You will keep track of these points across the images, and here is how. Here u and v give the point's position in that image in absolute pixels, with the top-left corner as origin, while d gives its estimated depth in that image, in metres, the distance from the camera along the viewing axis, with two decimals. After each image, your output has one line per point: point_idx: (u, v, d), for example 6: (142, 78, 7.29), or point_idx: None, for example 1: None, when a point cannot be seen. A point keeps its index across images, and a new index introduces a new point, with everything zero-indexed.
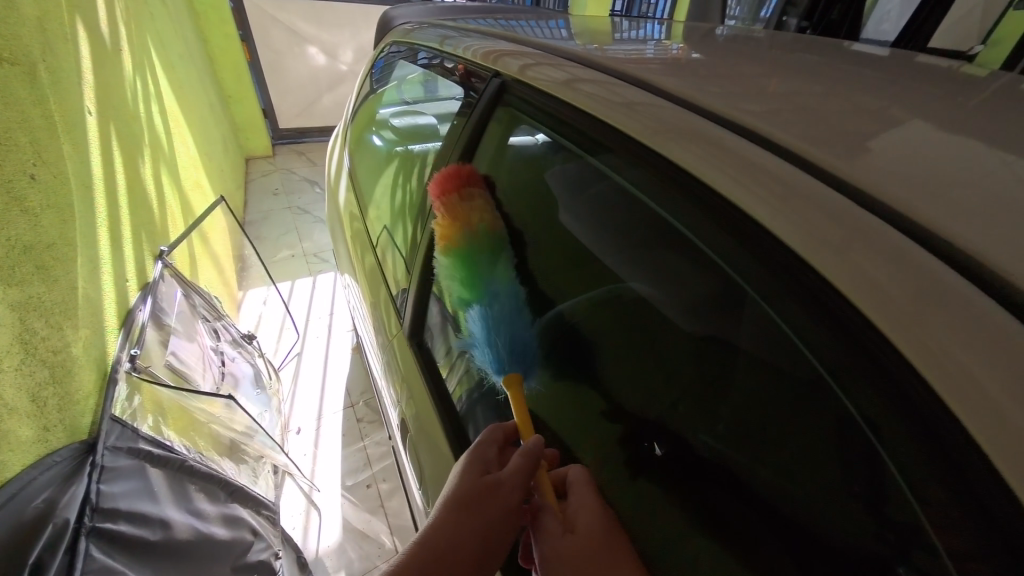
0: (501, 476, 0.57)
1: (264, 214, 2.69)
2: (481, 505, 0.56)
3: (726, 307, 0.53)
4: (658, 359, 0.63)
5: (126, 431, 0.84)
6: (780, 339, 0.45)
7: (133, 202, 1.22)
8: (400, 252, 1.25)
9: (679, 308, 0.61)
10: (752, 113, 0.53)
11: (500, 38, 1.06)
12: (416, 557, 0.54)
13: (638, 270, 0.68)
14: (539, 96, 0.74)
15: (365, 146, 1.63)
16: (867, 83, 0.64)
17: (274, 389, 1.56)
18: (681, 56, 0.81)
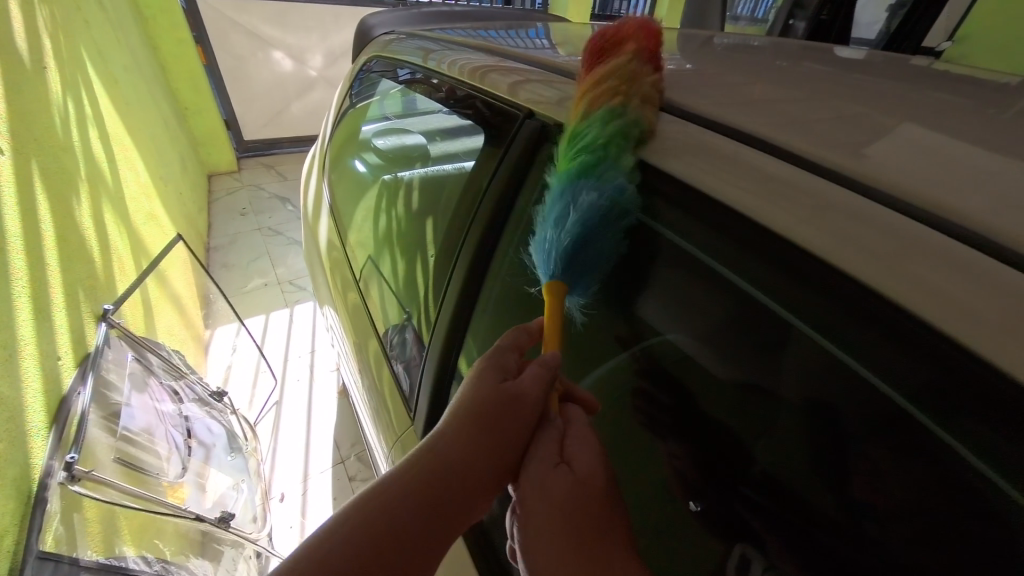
0: (523, 385, 0.47)
1: (231, 238, 2.46)
2: (494, 418, 0.46)
3: (759, 340, 0.42)
4: (669, 396, 0.53)
5: (63, 567, 0.67)
6: (839, 383, 0.36)
7: (65, 253, 1.02)
8: (392, 291, 1.09)
9: (692, 343, 0.49)
10: (859, 158, 0.40)
11: (476, 50, 0.94)
12: (412, 471, 0.44)
13: (630, 287, 0.55)
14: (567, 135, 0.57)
15: (347, 176, 1.42)
16: (955, 112, 0.53)
17: (251, 450, 1.35)
18: (661, 68, 0.68)
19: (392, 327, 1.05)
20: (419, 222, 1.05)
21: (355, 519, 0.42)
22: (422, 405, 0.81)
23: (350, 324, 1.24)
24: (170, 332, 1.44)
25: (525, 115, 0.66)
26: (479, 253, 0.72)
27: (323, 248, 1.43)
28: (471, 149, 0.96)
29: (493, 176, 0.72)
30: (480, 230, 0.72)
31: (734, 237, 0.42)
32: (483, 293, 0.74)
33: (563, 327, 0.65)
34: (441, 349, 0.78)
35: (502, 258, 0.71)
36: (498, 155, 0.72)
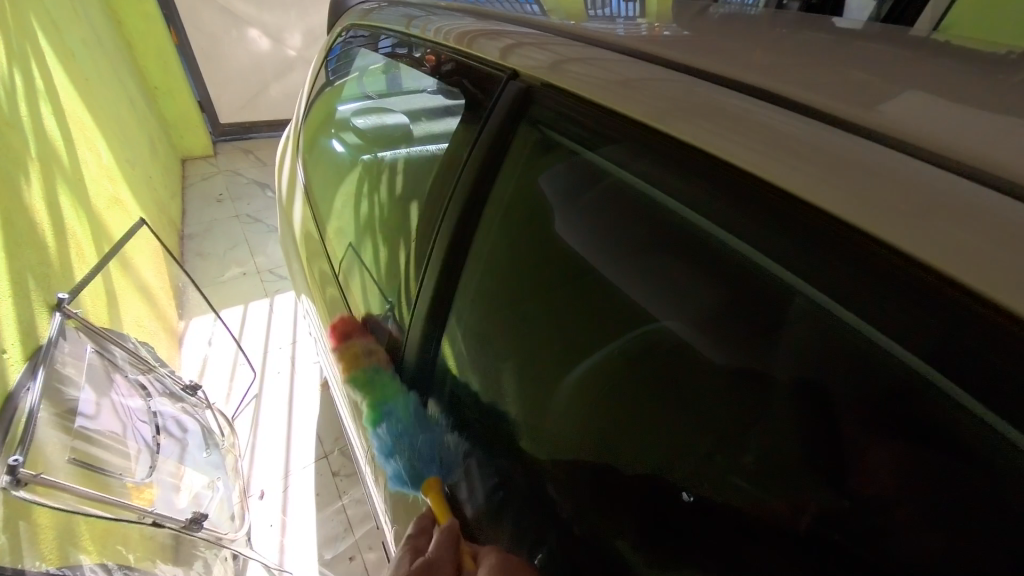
0: (433, 555, 0.54)
1: (207, 225, 2.35)
2: None
3: (749, 315, 0.41)
4: (646, 388, 0.48)
5: None
6: (852, 355, 0.34)
7: (11, 238, 0.93)
8: (374, 278, 1.04)
9: (684, 322, 0.46)
10: (888, 122, 0.36)
11: (464, 15, 0.88)
12: None
13: (619, 267, 0.53)
14: (565, 102, 0.53)
15: (323, 158, 1.34)
16: (988, 77, 0.48)
17: (228, 445, 1.29)
18: (665, 33, 0.63)
19: (373, 317, 1.00)
20: (403, 204, 0.99)
21: None
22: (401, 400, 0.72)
23: (330, 314, 1.17)
24: (138, 324, 1.36)
25: (507, 77, 0.60)
26: (459, 233, 0.64)
27: (299, 234, 1.34)
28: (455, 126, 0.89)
29: (473, 146, 0.64)
30: (461, 206, 0.64)
31: (748, 197, 0.37)
32: (463, 279, 0.65)
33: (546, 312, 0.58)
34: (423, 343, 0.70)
35: (483, 236, 0.63)
36: (476, 123, 0.65)
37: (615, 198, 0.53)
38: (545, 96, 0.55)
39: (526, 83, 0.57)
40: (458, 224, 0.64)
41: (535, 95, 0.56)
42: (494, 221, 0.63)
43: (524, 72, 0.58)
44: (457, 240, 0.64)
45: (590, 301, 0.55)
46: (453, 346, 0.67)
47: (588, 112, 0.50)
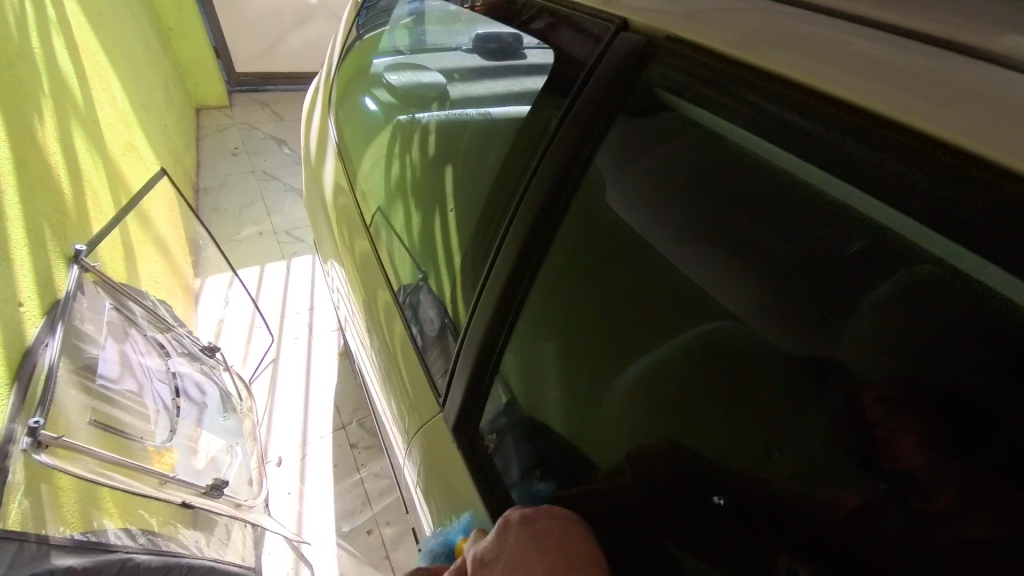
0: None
1: (222, 180, 2.27)
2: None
3: (825, 303, 0.37)
4: (724, 400, 0.41)
5: (30, 547, 0.58)
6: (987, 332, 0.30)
7: (26, 180, 0.86)
8: (410, 248, 0.96)
9: (744, 305, 0.41)
10: None
11: None
12: None
13: (669, 240, 0.47)
14: (689, 54, 0.43)
15: (359, 119, 1.23)
16: None
17: (246, 411, 1.26)
18: None
19: (407, 290, 0.93)
20: (454, 170, 0.91)
21: None
22: (455, 394, 0.62)
23: (361, 291, 1.08)
24: (154, 280, 1.31)
25: (618, 30, 0.50)
26: (540, 217, 0.53)
27: (330, 199, 1.23)
28: (528, 90, 0.78)
29: (571, 103, 0.52)
30: (549, 184, 0.52)
31: (969, 184, 0.28)
32: (543, 267, 0.55)
33: (599, 296, 0.51)
34: (485, 335, 0.58)
35: (567, 222, 0.53)
36: (569, 86, 0.54)
37: (673, 163, 0.47)
38: (674, 56, 0.44)
39: (646, 38, 0.46)
40: (541, 208, 0.53)
41: (659, 54, 0.45)
42: (585, 205, 0.52)
43: (646, 26, 0.47)
44: (538, 224, 0.53)
45: (631, 279, 0.50)
46: (517, 349, 0.58)
47: (737, 77, 0.39)
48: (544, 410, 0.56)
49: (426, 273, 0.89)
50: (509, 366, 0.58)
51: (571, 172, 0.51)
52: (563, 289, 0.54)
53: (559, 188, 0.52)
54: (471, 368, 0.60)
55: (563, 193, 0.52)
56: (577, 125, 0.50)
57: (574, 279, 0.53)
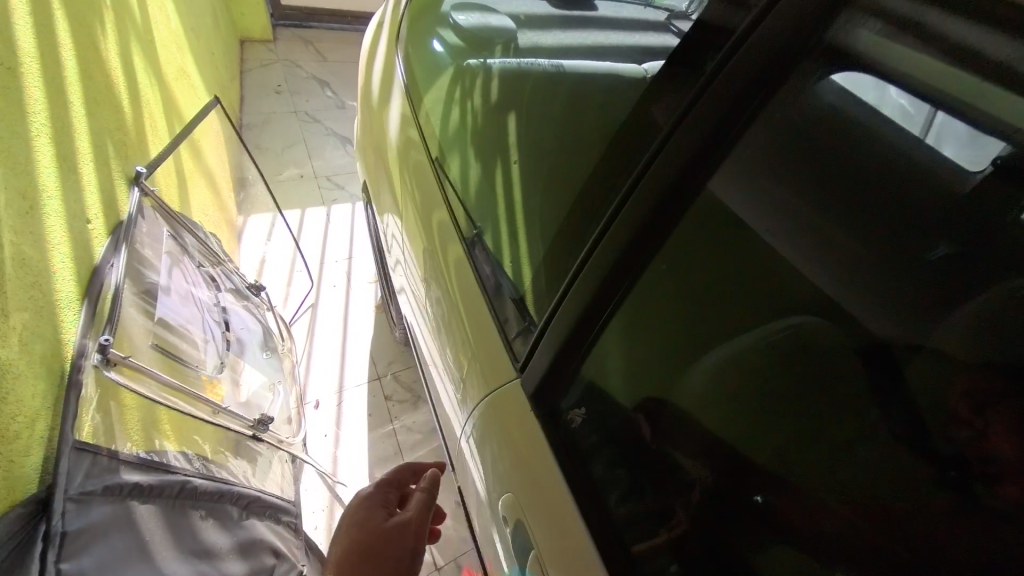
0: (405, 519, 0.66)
1: (264, 118, 2.22)
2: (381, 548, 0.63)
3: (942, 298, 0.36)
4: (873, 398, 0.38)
5: (102, 460, 0.59)
6: None
7: (90, 92, 0.83)
8: (476, 200, 0.90)
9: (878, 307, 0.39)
10: None
11: None
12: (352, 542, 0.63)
13: (766, 220, 0.44)
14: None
15: (424, 60, 1.13)
16: None
17: (286, 351, 1.28)
18: None
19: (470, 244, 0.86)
20: (538, 119, 0.83)
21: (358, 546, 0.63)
22: (539, 361, 0.59)
23: (415, 244, 1.04)
24: (203, 212, 1.30)
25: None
26: (669, 192, 0.47)
27: (390, 145, 1.17)
28: (653, 43, 0.70)
29: (740, 35, 0.42)
30: (684, 156, 0.45)
31: None
32: (669, 235, 0.49)
33: (723, 281, 0.47)
34: (583, 304, 0.53)
35: (698, 198, 0.46)
36: (718, 27, 0.45)
37: (790, 126, 0.42)
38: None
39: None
40: (670, 178, 0.46)
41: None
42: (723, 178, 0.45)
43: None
44: (664, 202, 0.47)
45: (718, 256, 0.47)
46: (616, 332, 0.53)
47: (971, 36, 0.34)
48: (605, 374, 0.55)
49: (497, 228, 0.83)
50: (594, 341, 0.54)
51: (725, 123, 0.43)
52: (682, 268, 0.49)
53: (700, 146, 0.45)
54: (558, 337, 0.56)
55: (704, 150, 0.45)
56: (747, 63, 0.41)
57: (694, 257, 0.48)
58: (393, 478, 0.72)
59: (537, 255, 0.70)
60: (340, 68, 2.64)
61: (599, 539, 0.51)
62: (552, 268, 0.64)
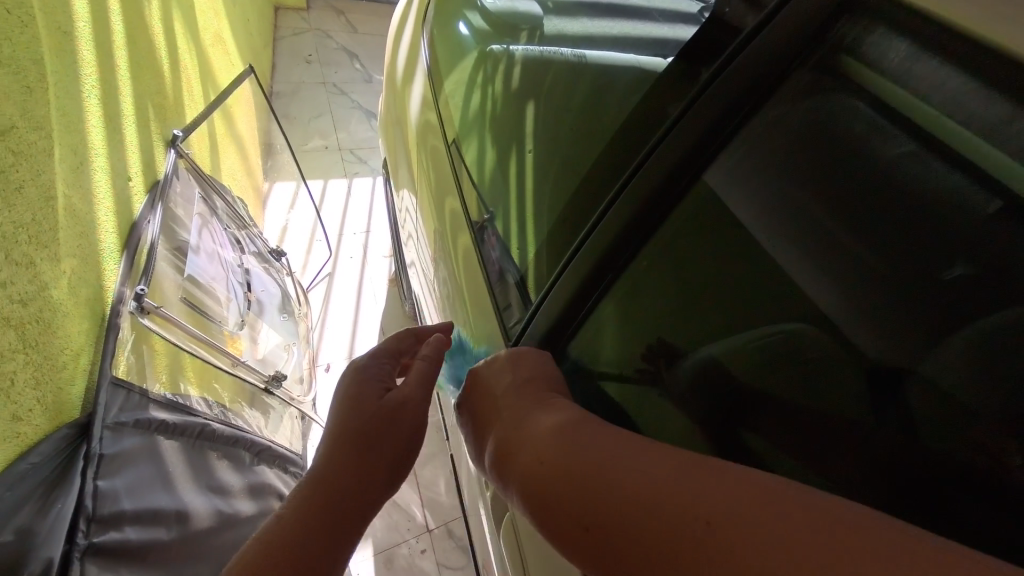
0: (406, 393, 0.52)
1: (294, 87, 2.26)
2: (383, 432, 0.50)
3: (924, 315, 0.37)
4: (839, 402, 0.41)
5: (134, 397, 0.65)
6: None
7: (134, 56, 0.88)
8: (489, 184, 0.92)
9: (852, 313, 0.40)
10: None
11: None
12: (342, 435, 0.49)
13: (761, 222, 0.45)
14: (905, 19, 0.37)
15: (450, 43, 1.14)
16: None
17: (302, 315, 1.35)
18: None
19: (480, 226, 0.90)
20: (556, 107, 0.84)
21: (352, 433, 0.49)
22: (531, 342, 0.62)
23: (428, 224, 1.08)
24: (231, 177, 1.36)
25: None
26: (665, 192, 0.49)
27: (411, 127, 1.20)
28: (674, 39, 0.71)
29: (743, 46, 0.44)
30: (677, 155, 0.48)
31: None
32: (664, 231, 0.50)
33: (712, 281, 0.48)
34: (578, 292, 0.56)
35: (691, 197, 0.48)
36: (728, 35, 0.46)
37: (789, 135, 0.43)
38: (880, 17, 0.38)
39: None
40: (665, 176, 0.49)
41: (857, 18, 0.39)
42: (720, 180, 0.47)
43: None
44: (661, 201, 0.49)
45: (710, 253, 0.48)
46: (606, 321, 0.56)
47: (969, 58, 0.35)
48: (593, 359, 0.58)
49: (507, 212, 0.86)
50: (585, 326, 0.57)
51: (724, 130, 0.45)
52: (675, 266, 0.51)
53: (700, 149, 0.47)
54: (551, 322, 0.59)
55: (703, 154, 0.47)
56: (750, 73, 0.43)
57: (689, 255, 0.50)
58: (388, 347, 0.57)
59: (541, 240, 0.73)
60: (370, 41, 2.64)
61: None
62: (550, 255, 0.67)
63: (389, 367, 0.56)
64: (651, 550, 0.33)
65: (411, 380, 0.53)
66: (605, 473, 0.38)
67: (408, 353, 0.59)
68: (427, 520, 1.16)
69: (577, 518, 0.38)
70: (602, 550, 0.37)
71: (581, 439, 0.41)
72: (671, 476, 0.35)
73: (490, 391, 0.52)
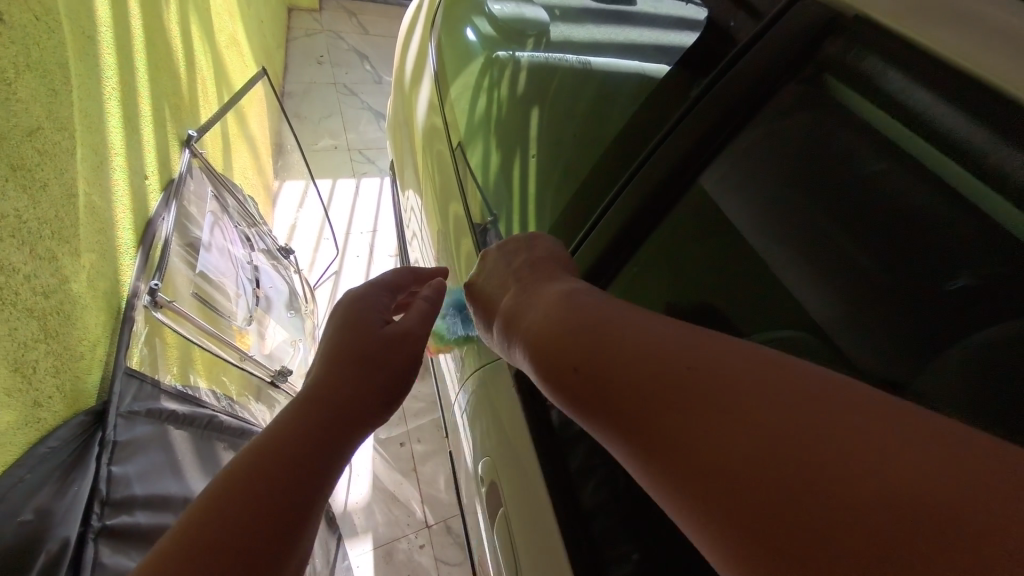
0: (405, 326, 0.54)
1: (305, 87, 2.29)
2: (379, 358, 0.52)
3: (911, 324, 0.39)
4: None
5: (146, 387, 0.68)
6: None
7: (153, 59, 0.91)
8: (492, 185, 0.94)
9: (838, 317, 0.42)
10: None
11: None
12: (339, 359, 0.51)
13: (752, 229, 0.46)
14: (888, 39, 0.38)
15: (457, 47, 1.17)
16: None
17: (308, 312, 1.38)
18: None
19: (482, 226, 0.92)
20: (560, 111, 0.87)
21: (349, 357, 0.51)
22: None
23: (432, 226, 1.10)
24: (242, 175, 1.39)
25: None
26: (658, 201, 0.50)
27: (418, 130, 1.22)
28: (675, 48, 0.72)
29: (732, 62, 0.46)
30: (670, 164, 0.49)
31: None
32: (656, 237, 0.52)
33: (705, 287, 0.49)
34: None
35: (685, 203, 0.50)
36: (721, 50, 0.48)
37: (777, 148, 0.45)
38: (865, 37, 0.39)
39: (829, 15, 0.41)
40: (658, 183, 0.50)
41: (842, 38, 0.41)
42: (713, 189, 0.48)
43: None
44: (653, 208, 0.51)
45: (705, 259, 0.49)
46: None
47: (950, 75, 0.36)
48: None
49: (509, 213, 0.88)
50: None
51: (715, 142, 0.47)
52: (667, 272, 0.52)
53: (694, 160, 0.48)
54: None
55: (696, 164, 0.48)
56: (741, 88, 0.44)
57: (683, 262, 0.51)
58: (389, 281, 0.60)
59: None
60: (380, 42, 2.68)
61: (565, 513, 0.55)
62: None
63: (387, 299, 0.58)
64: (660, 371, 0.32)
65: (409, 317, 0.55)
66: (613, 322, 0.37)
67: (406, 291, 0.62)
68: (426, 516, 1.17)
69: (572, 361, 0.37)
70: (593, 393, 0.35)
71: (595, 302, 0.41)
72: (682, 336, 0.34)
73: (501, 278, 0.54)
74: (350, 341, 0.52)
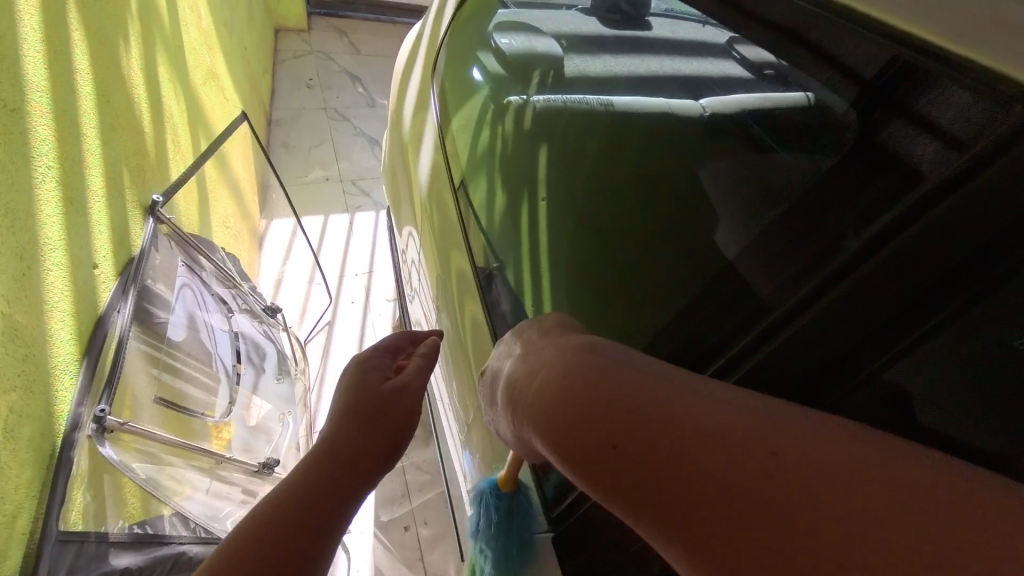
0: (407, 384, 0.50)
1: (294, 114, 2.16)
2: (380, 417, 0.48)
3: None
4: None
5: (90, 548, 0.56)
6: None
7: (108, 117, 0.78)
8: (497, 236, 0.80)
9: None
10: None
11: None
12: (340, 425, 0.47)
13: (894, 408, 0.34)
14: None
15: (453, 80, 1.05)
16: None
17: (299, 374, 1.24)
18: None
19: (489, 286, 0.78)
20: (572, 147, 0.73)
21: (353, 423, 0.47)
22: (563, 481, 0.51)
23: (437, 293, 0.97)
24: (223, 225, 1.26)
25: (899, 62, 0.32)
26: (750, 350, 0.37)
27: (415, 181, 1.09)
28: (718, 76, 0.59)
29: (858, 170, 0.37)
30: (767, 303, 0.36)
31: None
32: None
33: None
34: None
35: None
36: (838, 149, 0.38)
37: None
38: None
39: None
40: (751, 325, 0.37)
41: None
42: None
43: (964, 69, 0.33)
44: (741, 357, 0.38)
45: None
46: None
47: None
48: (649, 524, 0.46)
49: (518, 270, 0.73)
50: None
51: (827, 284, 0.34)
52: None
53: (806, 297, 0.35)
54: None
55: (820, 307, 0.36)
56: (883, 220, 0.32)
57: None
58: (389, 341, 0.57)
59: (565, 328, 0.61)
60: (373, 63, 2.55)
61: None
62: None
63: (388, 359, 0.54)
64: (741, 470, 0.27)
65: (412, 374, 0.51)
66: (656, 393, 0.31)
67: (405, 352, 0.58)
68: None
69: (607, 434, 0.31)
70: (642, 486, 0.29)
71: (611, 359, 0.34)
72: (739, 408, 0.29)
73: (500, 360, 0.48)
74: (347, 411, 0.48)
